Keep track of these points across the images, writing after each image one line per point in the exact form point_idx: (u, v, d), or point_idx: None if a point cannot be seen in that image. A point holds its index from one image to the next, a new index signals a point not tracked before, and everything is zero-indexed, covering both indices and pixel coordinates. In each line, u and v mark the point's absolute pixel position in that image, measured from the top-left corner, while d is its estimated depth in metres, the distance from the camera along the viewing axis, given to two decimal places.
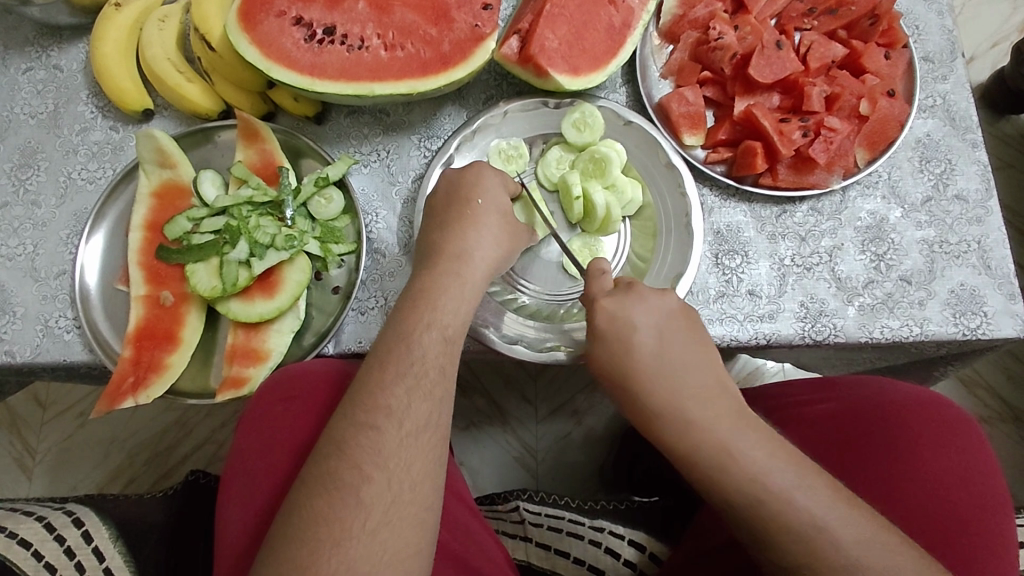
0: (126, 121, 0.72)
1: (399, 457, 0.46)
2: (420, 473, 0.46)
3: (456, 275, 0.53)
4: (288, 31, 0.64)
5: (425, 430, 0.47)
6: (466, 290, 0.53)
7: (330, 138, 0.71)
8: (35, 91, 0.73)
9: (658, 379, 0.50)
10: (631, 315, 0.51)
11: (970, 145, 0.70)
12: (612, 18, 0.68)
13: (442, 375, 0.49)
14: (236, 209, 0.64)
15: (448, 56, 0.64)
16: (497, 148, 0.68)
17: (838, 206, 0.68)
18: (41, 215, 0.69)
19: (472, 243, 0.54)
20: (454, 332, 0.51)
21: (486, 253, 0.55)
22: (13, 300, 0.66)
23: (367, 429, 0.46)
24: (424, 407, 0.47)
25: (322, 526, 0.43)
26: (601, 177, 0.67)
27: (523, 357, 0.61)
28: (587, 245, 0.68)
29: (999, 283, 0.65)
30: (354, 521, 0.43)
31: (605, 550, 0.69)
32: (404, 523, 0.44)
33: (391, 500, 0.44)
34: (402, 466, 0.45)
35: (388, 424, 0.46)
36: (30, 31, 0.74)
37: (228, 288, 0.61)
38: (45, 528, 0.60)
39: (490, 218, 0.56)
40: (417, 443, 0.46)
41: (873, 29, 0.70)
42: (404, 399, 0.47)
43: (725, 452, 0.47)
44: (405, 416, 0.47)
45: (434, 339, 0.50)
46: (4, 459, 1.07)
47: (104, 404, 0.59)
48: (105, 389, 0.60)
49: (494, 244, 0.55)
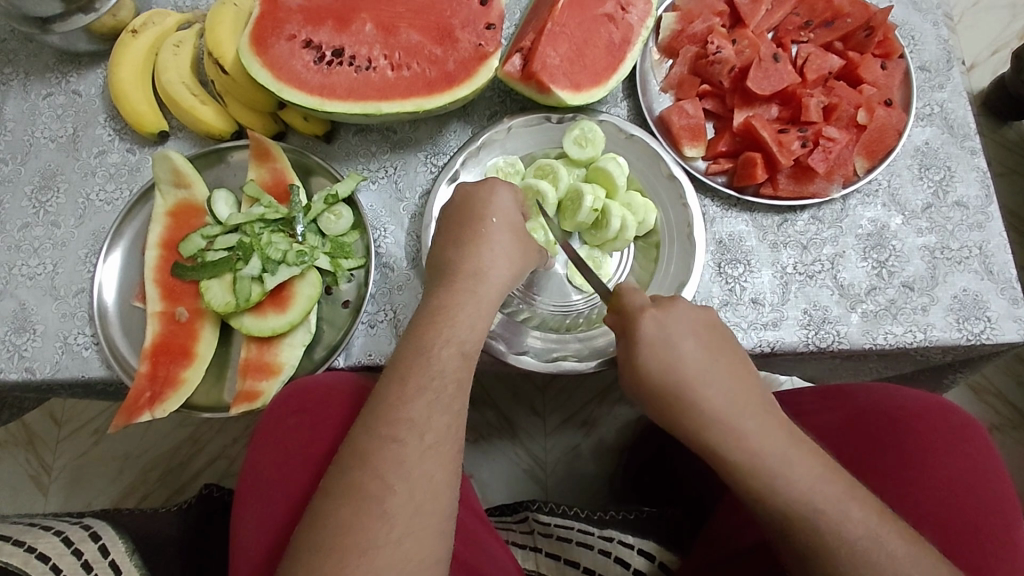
0: (143, 144, 0.74)
1: (412, 464, 0.47)
2: (439, 483, 0.47)
3: (475, 294, 0.54)
4: (298, 53, 0.66)
5: (443, 443, 0.48)
6: (483, 309, 0.54)
7: (339, 157, 0.73)
8: (55, 115, 0.76)
9: (707, 391, 0.49)
10: (674, 327, 0.51)
11: (968, 152, 0.71)
12: (612, 34, 0.70)
13: (458, 389, 0.50)
14: (249, 226, 0.66)
15: (453, 74, 0.66)
16: (495, 166, 0.69)
17: (839, 215, 0.69)
18: (61, 235, 0.72)
19: (489, 263, 0.55)
20: (469, 347, 0.52)
21: (502, 273, 0.55)
22: (33, 318, 0.68)
23: (389, 441, 0.47)
24: (439, 418, 0.48)
25: (347, 533, 0.44)
26: (612, 193, 0.68)
27: (529, 368, 0.62)
28: (592, 257, 0.69)
29: (1002, 288, 0.65)
30: (375, 531, 0.44)
31: (614, 559, 0.68)
32: (420, 528, 0.45)
33: (411, 510, 0.45)
34: (424, 477, 0.46)
35: (410, 437, 0.47)
36: (51, 58, 0.77)
37: (242, 303, 0.63)
38: (63, 542, 0.61)
39: (503, 236, 0.56)
40: (435, 455, 0.47)
41: (868, 40, 0.71)
42: (428, 410, 0.48)
43: (782, 465, 0.47)
44: (427, 428, 0.48)
45: (451, 355, 0.51)
46: (19, 476, 1.09)
47: (122, 419, 0.61)
48: (123, 404, 0.61)
49: (507, 263, 0.56)
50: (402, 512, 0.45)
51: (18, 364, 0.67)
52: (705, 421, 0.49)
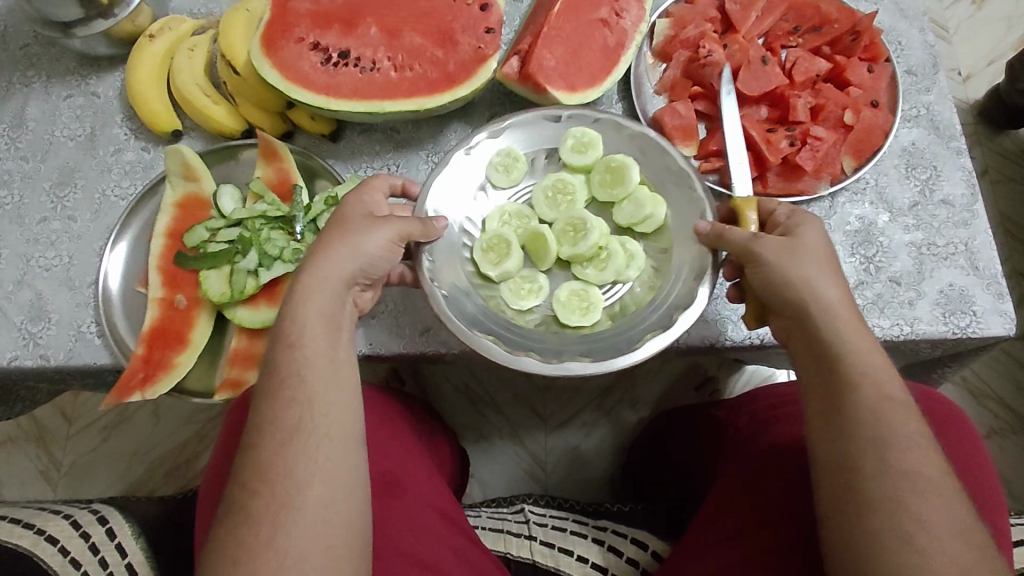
0: (156, 142, 0.78)
1: (277, 465, 0.47)
2: (302, 476, 0.47)
3: (300, 290, 0.54)
4: (306, 55, 0.69)
5: (292, 435, 0.48)
6: (311, 302, 0.53)
7: (344, 156, 0.76)
8: (75, 116, 0.79)
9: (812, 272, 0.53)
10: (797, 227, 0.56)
11: (954, 152, 0.73)
12: (607, 38, 0.72)
13: (298, 380, 0.50)
14: (251, 222, 0.69)
15: (454, 76, 0.69)
16: (493, 161, 0.67)
17: (828, 211, 0.70)
18: (77, 228, 0.75)
19: (317, 258, 0.55)
20: (296, 336, 0.52)
21: (330, 261, 0.55)
22: (48, 307, 0.71)
23: (252, 446, 0.49)
24: (287, 414, 0.49)
25: (237, 538, 0.46)
26: (619, 185, 0.65)
27: (528, 367, 0.57)
28: (576, 293, 0.65)
29: (987, 283, 0.67)
30: (246, 535, 0.45)
31: (607, 548, 0.70)
32: (302, 525, 0.46)
33: (275, 508, 0.46)
34: (282, 473, 0.47)
35: (262, 437, 0.49)
36: (72, 62, 0.81)
37: (236, 295, 0.65)
38: (72, 525, 0.64)
39: (329, 232, 0.57)
40: (289, 448, 0.48)
41: (854, 45, 0.73)
42: (276, 410, 0.49)
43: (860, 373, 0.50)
44: (274, 426, 0.49)
45: (285, 352, 0.51)
46: (29, 472, 1.11)
47: (113, 397, 0.63)
48: (116, 383, 0.64)
49: (333, 251, 0.55)
50: (291, 480, 0.47)
51: (33, 351, 0.70)
52: (823, 317, 0.52)
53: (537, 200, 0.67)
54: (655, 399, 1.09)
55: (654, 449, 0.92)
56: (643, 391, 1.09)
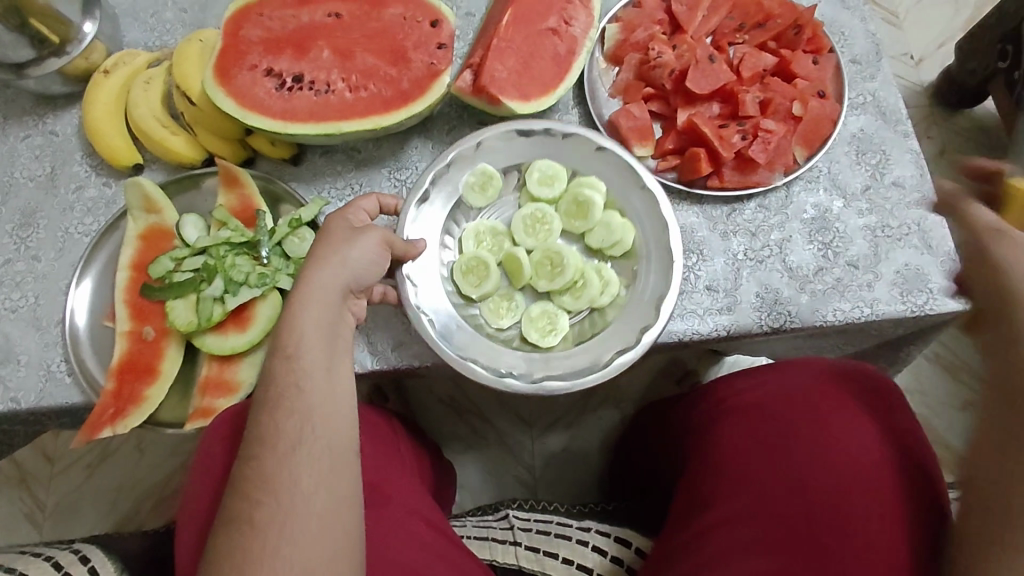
0: (117, 177, 0.78)
1: (284, 476, 0.48)
2: (308, 485, 0.48)
3: (303, 300, 0.54)
4: (260, 82, 0.70)
5: (299, 446, 0.49)
6: (316, 313, 0.53)
7: (307, 178, 0.77)
8: (33, 155, 0.79)
9: None
10: None
11: (902, 135, 0.75)
12: (558, 46, 0.74)
13: (299, 391, 0.51)
14: (215, 249, 0.69)
15: (407, 93, 0.70)
16: (469, 182, 0.70)
17: (784, 201, 0.72)
18: (42, 267, 0.74)
19: (320, 266, 0.55)
20: (292, 348, 0.52)
21: (333, 270, 0.55)
22: (17, 349, 0.71)
23: (251, 461, 0.49)
24: (290, 425, 0.50)
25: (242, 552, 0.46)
26: (584, 217, 0.68)
27: (514, 390, 0.61)
28: (546, 312, 0.67)
29: (941, 261, 0.69)
30: (255, 548, 0.46)
31: (592, 547, 0.71)
32: (303, 535, 0.47)
33: (280, 520, 0.47)
34: (289, 483, 0.48)
35: (264, 452, 0.49)
36: (28, 101, 0.81)
37: (203, 322, 0.66)
38: (54, 564, 0.63)
39: (332, 241, 0.57)
40: (294, 458, 0.49)
41: (798, 38, 0.75)
42: (275, 421, 0.50)
43: None
44: (276, 438, 0.49)
45: (282, 365, 0.52)
46: (12, 515, 1.10)
47: (85, 434, 0.63)
48: (87, 420, 0.64)
49: (336, 261, 0.56)
50: (299, 490, 0.48)
51: (3, 394, 0.69)
52: None
53: (515, 226, 0.70)
54: (638, 397, 1.10)
55: (625, 451, 0.94)
56: (626, 389, 1.10)
